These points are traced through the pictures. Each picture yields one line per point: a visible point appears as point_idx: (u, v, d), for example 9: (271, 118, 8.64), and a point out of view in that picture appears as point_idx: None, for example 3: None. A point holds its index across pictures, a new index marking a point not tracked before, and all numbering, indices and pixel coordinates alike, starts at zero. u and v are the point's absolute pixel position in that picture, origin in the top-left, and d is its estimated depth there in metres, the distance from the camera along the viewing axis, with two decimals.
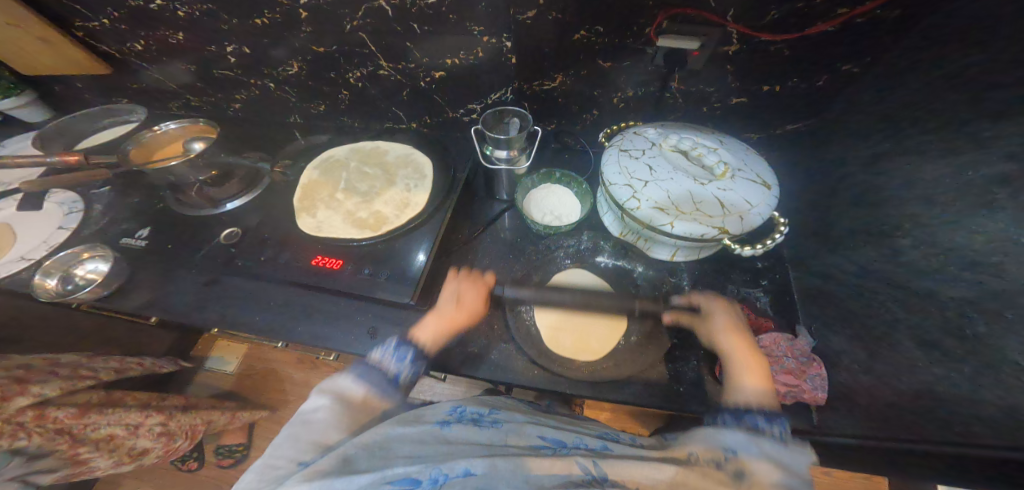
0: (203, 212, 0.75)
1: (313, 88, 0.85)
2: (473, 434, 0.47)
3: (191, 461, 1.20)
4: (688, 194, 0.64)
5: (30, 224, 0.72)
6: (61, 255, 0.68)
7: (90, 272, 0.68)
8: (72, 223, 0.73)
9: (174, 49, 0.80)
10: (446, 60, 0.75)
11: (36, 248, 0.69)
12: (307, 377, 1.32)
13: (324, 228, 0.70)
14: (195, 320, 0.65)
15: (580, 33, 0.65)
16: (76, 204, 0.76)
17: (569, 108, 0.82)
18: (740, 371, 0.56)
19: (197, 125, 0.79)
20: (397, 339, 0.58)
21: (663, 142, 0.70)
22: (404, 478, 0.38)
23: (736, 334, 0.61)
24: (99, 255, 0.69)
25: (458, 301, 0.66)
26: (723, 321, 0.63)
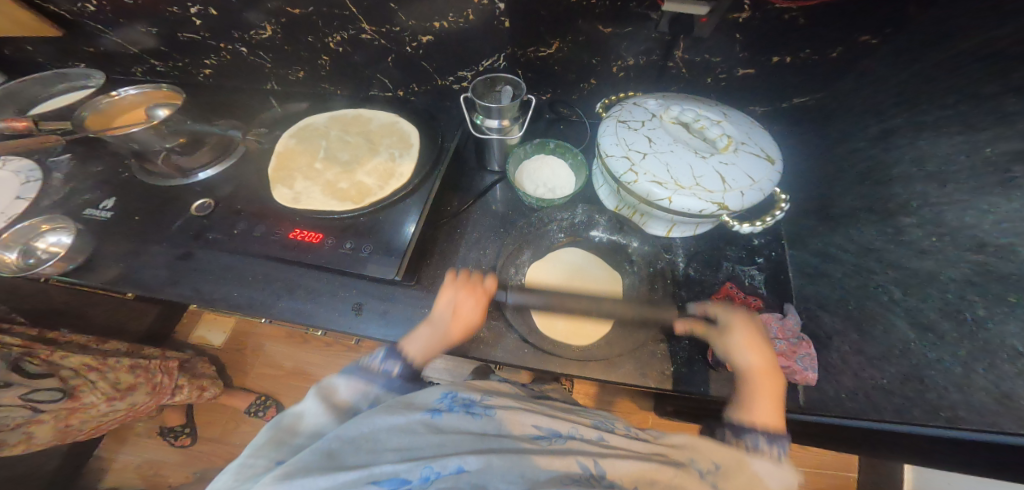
0: (173, 183, 0.70)
1: (290, 53, 0.79)
2: (465, 423, 0.44)
3: (184, 436, 1.20)
4: (689, 168, 0.61)
5: None
6: (19, 227, 0.64)
7: (53, 245, 0.64)
8: (31, 194, 0.68)
9: (134, 11, 0.73)
10: (433, 23, 0.69)
11: None
12: (296, 352, 1.31)
13: (302, 199, 0.66)
14: (168, 296, 0.62)
15: None
16: (34, 173, 0.70)
17: (565, 76, 0.77)
18: (749, 393, 0.52)
19: (161, 92, 0.73)
20: (387, 349, 0.55)
21: (663, 113, 0.68)
22: (391, 478, 0.35)
23: (756, 350, 0.56)
24: (61, 227, 0.65)
25: (454, 313, 0.61)
26: (744, 337, 0.57)
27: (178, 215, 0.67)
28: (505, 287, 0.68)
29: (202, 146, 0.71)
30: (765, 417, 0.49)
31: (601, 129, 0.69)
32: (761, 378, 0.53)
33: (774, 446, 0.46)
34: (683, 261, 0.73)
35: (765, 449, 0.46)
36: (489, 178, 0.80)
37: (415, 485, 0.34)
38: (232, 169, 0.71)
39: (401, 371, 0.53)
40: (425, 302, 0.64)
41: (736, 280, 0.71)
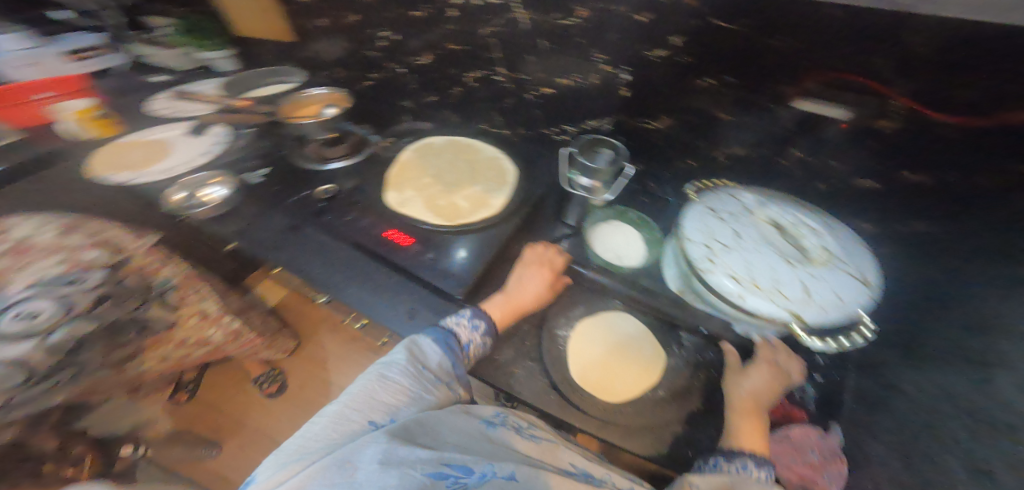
0: (305, 165, 0.79)
1: (432, 81, 0.92)
2: (514, 442, 0.49)
3: (190, 391, 1.32)
4: (772, 271, 0.61)
5: (188, 148, 0.85)
6: (201, 175, 0.78)
7: (211, 194, 0.75)
8: (215, 151, 0.84)
9: (336, 27, 0.91)
10: (559, 80, 0.77)
11: (184, 166, 0.80)
12: (328, 340, 1.46)
13: (406, 205, 0.75)
14: (271, 258, 0.69)
15: (707, 80, 0.61)
16: (223, 136, 0.88)
17: (667, 151, 0.81)
18: (738, 420, 0.59)
19: (337, 95, 0.87)
20: (472, 312, 0.63)
21: (758, 211, 0.69)
22: (458, 465, 0.40)
23: (767, 391, 0.61)
24: (224, 182, 0.77)
25: (521, 285, 0.69)
26: (759, 383, 0.61)
27: (304, 191, 0.77)
28: (552, 335, 0.71)
29: (341, 144, 0.83)
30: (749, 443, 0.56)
31: (689, 211, 0.70)
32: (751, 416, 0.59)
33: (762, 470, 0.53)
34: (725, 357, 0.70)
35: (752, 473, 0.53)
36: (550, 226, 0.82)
37: (475, 477, 0.39)
38: (355, 165, 0.81)
39: (480, 338, 0.61)
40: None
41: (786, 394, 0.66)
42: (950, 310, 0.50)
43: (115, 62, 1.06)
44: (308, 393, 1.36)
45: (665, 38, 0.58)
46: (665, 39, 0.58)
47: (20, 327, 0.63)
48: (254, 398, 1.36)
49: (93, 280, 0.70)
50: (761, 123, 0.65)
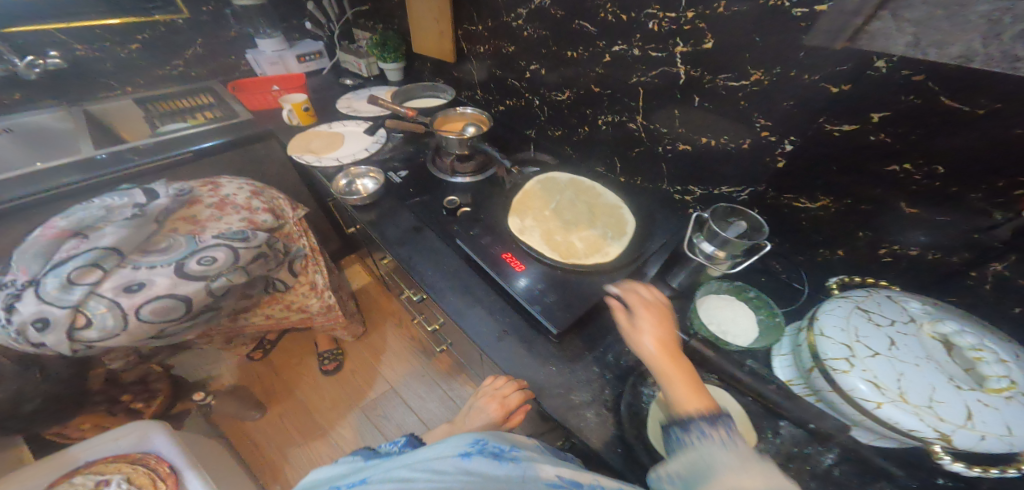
0: (440, 175, 0.89)
1: (564, 117, 0.95)
2: (493, 468, 0.43)
3: (260, 352, 1.41)
4: (930, 390, 0.49)
5: (352, 141, 0.96)
6: (362, 167, 0.88)
7: (362, 186, 0.84)
8: (372, 150, 0.93)
9: (496, 56, 1.01)
10: (701, 138, 0.74)
11: (347, 156, 0.91)
12: (389, 330, 1.51)
13: (525, 232, 0.76)
14: (392, 252, 0.76)
15: (900, 167, 0.54)
16: (381, 138, 0.98)
17: (810, 238, 0.71)
18: (663, 377, 0.48)
19: (481, 117, 0.92)
20: (406, 438, 0.60)
21: (926, 322, 0.55)
22: None
23: (667, 349, 0.50)
24: (375, 177, 0.86)
25: (637, 326, 0.53)
26: (661, 336, 0.51)
27: (433, 199, 0.84)
28: (635, 389, 0.61)
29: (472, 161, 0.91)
30: (697, 404, 0.44)
31: (830, 304, 0.60)
32: (673, 366, 0.49)
33: (717, 429, 0.41)
34: (831, 460, 0.60)
35: (708, 434, 0.41)
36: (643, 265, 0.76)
37: None
38: (478, 184, 0.87)
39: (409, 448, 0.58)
40: (557, 362, 0.65)
41: None
42: None
43: (323, 65, 1.37)
44: (358, 378, 1.37)
45: (858, 113, 0.53)
46: (860, 114, 0.53)
47: (199, 271, 0.78)
48: (308, 372, 1.40)
49: (253, 246, 0.85)
50: (967, 225, 0.53)
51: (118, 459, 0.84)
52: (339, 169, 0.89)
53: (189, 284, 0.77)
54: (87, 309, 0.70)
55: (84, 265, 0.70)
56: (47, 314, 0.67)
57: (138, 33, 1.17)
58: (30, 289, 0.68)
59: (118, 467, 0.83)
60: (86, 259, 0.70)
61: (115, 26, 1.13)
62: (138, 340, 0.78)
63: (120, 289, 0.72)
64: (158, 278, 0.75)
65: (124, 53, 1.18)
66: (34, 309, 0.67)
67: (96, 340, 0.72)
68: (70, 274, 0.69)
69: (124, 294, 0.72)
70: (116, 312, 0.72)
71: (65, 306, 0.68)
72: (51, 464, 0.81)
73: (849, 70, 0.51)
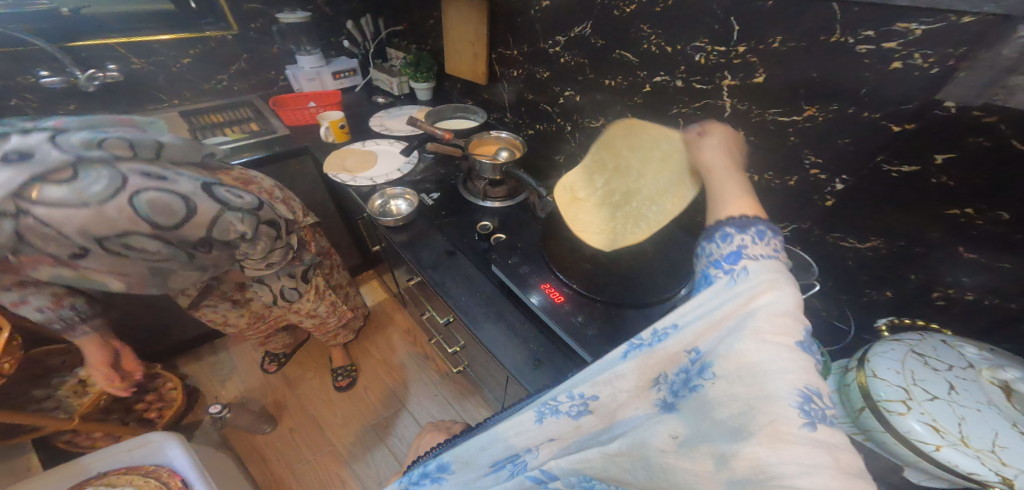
0: (472, 198, 0.89)
1: (597, 143, 0.95)
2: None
3: (271, 364, 1.39)
4: (1000, 436, 0.45)
5: (385, 161, 0.97)
6: (398, 189, 0.88)
7: (397, 206, 0.85)
8: (405, 171, 0.94)
9: (530, 81, 1.02)
10: (743, 173, 0.73)
11: (381, 176, 0.92)
12: (398, 344, 1.50)
13: (557, 257, 0.74)
14: (426, 275, 0.75)
15: (962, 209, 0.52)
16: (414, 159, 0.98)
17: (854, 277, 0.70)
18: (716, 193, 0.42)
19: (515, 142, 0.92)
20: None
21: (984, 366, 0.52)
22: None
23: (723, 160, 0.46)
24: (409, 198, 0.87)
25: (702, 149, 0.48)
26: (709, 152, 0.47)
27: (466, 222, 0.84)
28: None
29: (504, 185, 0.89)
30: (734, 210, 0.40)
31: (883, 346, 0.56)
32: (728, 171, 0.44)
33: (743, 233, 0.37)
34: None
35: (737, 237, 0.37)
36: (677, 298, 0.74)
37: None
38: (508, 209, 0.87)
39: None
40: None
41: None
42: None
43: (356, 82, 1.40)
44: (370, 395, 1.34)
45: (920, 155, 0.53)
46: (921, 156, 0.52)
47: (225, 196, 0.71)
48: (320, 386, 1.37)
49: (268, 213, 0.81)
50: None
51: (130, 472, 0.84)
52: (374, 189, 0.89)
53: (206, 200, 0.68)
54: (80, 171, 0.56)
55: (124, 140, 0.61)
56: (39, 152, 0.54)
57: (190, 48, 1.20)
58: (44, 133, 0.55)
59: (131, 479, 0.83)
60: (121, 137, 0.60)
61: (168, 42, 1.15)
62: (85, 234, 0.59)
63: (139, 167, 0.61)
64: (182, 181, 0.66)
65: (176, 67, 1.20)
66: (30, 141, 0.54)
67: (50, 202, 0.55)
68: (106, 138, 0.59)
69: (137, 173, 0.61)
70: (114, 182, 0.58)
71: (65, 153, 0.55)
72: (69, 471, 0.83)
73: (913, 109, 0.51)
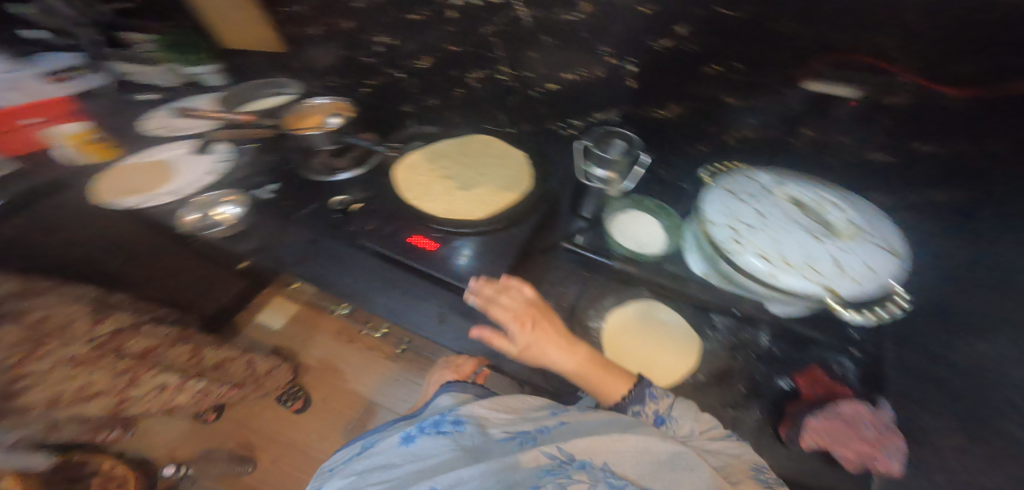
0: (318, 177, 0.79)
1: (432, 83, 0.91)
2: (435, 442, 0.47)
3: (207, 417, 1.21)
4: (800, 247, 0.60)
5: (192, 166, 0.85)
6: (213, 194, 0.80)
7: (223, 213, 0.78)
8: (222, 171, 0.84)
9: (331, 33, 0.90)
10: (563, 74, 0.77)
11: (189, 185, 0.81)
12: (328, 344, 1.38)
13: (420, 205, 0.74)
14: (294, 272, 0.72)
15: (712, 67, 0.63)
16: (230, 155, 0.88)
17: (678, 141, 0.80)
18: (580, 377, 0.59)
19: (339, 104, 0.87)
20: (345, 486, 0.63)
21: (779, 189, 0.67)
22: None
23: (535, 321, 0.63)
24: (234, 200, 0.79)
25: (507, 314, 0.63)
26: (517, 307, 0.64)
27: (315, 202, 0.77)
28: None
29: (349, 155, 0.81)
30: (621, 391, 0.56)
31: (708, 196, 0.70)
32: (578, 362, 0.60)
33: (646, 405, 0.53)
34: (764, 336, 0.76)
35: (653, 406, 0.53)
36: (560, 210, 0.84)
37: None
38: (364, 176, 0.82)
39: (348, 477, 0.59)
40: (504, 325, 0.68)
41: (822, 366, 0.70)
42: (1009, 304, 0.50)
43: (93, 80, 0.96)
44: (334, 404, 1.31)
45: (668, 28, 0.61)
46: (669, 29, 0.61)
47: None
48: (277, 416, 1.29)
49: None
50: (772, 107, 0.64)
51: None
52: (183, 203, 0.79)
53: None
54: None
55: None
56: None
57: None
58: None
59: None
60: None
61: None
62: None
63: None
64: None
65: None
66: None
67: None
68: None
69: None
70: None
71: None
72: None
73: None
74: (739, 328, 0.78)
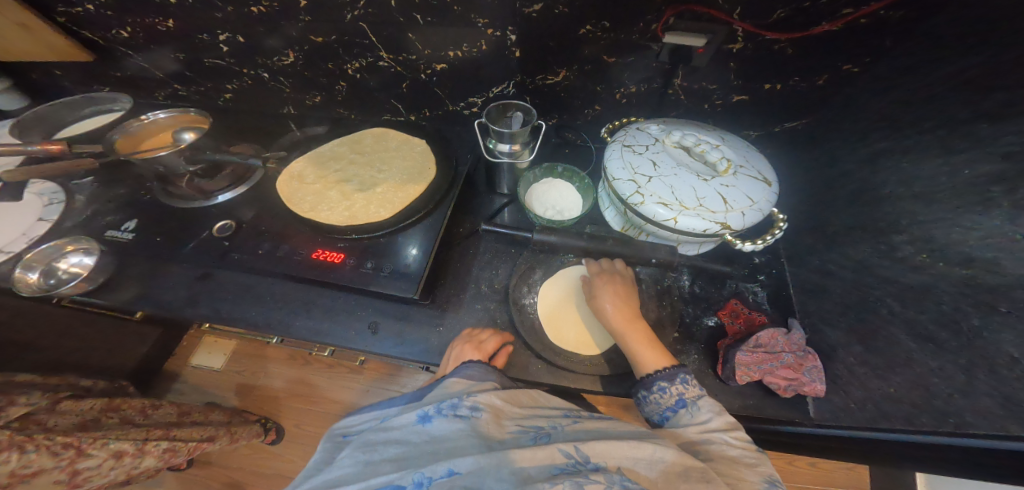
0: (193, 204, 0.73)
1: (309, 79, 0.84)
2: (453, 428, 0.44)
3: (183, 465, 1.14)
4: (693, 190, 0.64)
5: (9, 216, 0.69)
6: (45, 247, 0.66)
7: (74, 266, 0.66)
8: (53, 216, 0.70)
9: (161, 37, 0.78)
10: (448, 52, 0.74)
11: (14, 240, 0.67)
12: (295, 373, 1.28)
13: (321, 215, 0.69)
14: (189, 315, 0.64)
15: (586, 28, 0.66)
16: (57, 195, 0.73)
17: (572, 103, 0.83)
18: (635, 347, 0.60)
19: (187, 116, 0.76)
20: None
21: (665, 138, 0.70)
22: (386, 486, 0.38)
23: (617, 311, 0.64)
24: (83, 249, 0.67)
25: (612, 308, 0.64)
26: (603, 299, 0.65)
27: (199, 235, 0.70)
28: (519, 305, 0.71)
29: (223, 173, 0.75)
30: (654, 362, 0.58)
31: (607, 154, 0.71)
32: (630, 328, 0.62)
33: (675, 383, 0.55)
34: (688, 280, 0.77)
35: (671, 389, 0.55)
36: (475, 192, 0.85)
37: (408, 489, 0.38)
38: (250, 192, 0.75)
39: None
40: (441, 320, 0.68)
41: (738, 297, 0.75)
42: (882, 206, 0.57)
43: None
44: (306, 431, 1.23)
45: None
46: None
47: None
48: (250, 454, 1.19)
49: None
50: (645, 59, 0.70)
51: None
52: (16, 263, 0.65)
53: None
54: None
55: None
56: None
57: None
58: None
59: None
60: None
61: None
62: None
63: None
64: None
65: None
66: None
67: None
68: None
69: None
70: None
71: None
72: None
73: None
74: (662, 274, 0.76)
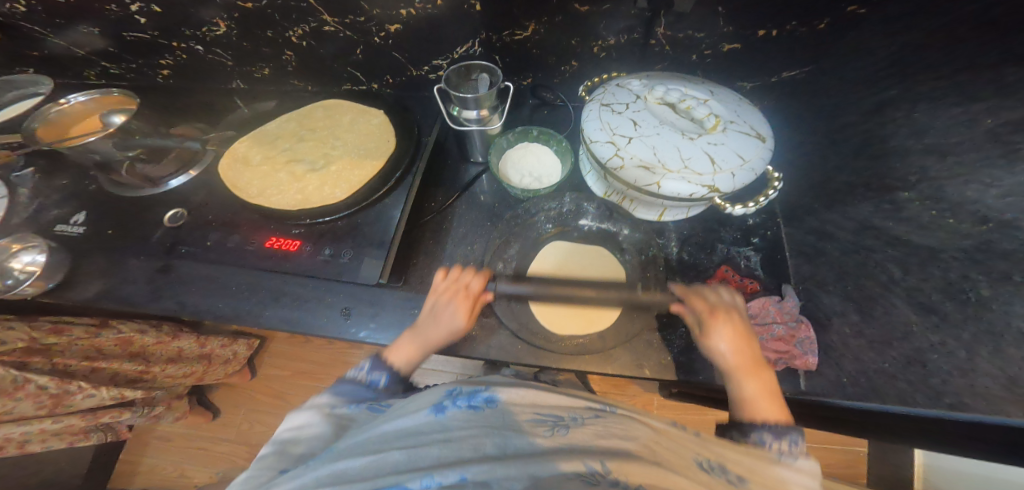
0: (143, 192, 0.70)
1: (252, 50, 0.77)
2: (469, 422, 0.39)
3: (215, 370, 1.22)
4: (677, 150, 0.57)
5: None
6: None
7: (29, 265, 0.62)
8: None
9: (72, 12, 0.71)
10: (399, 11, 0.66)
11: None
12: (300, 351, 1.29)
13: (274, 201, 0.66)
14: (153, 310, 0.62)
15: None
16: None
17: (545, 60, 0.75)
18: (743, 386, 0.50)
19: (111, 96, 0.72)
20: (370, 361, 0.53)
21: (648, 94, 0.62)
22: (393, 486, 0.31)
23: (737, 349, 0.53)
24: (32, 246, 0.64)
25: (730, 345, 0.54)
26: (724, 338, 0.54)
27: (152, 226, 0.67)
28: (493, 282, 0.67)
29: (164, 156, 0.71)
30: (768, 412, 0.47)
31: (584, 115, 0.64)
32: (752, 373, 0.51)
33: (782, 440, 0.43)
34: (677, 246, 0.72)
35: (773, 444, 0.43)
36: (448, 161, 0.79)
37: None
38: (203, 175, 0.71)
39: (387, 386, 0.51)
40: (415, 303, 0.63)
41: (729, 263, 0.70)
42: (887, 160, 0.50)
43: None
44: None
45: None
46: None
47: None
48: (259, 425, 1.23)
49: None
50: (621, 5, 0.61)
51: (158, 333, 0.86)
52: None
53: None
54: None
55: None
56: None
57: None
58: None
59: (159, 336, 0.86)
60: None
61: None
62: None
63: None
64: None
65: None
66: None
67: None
68: None
69: None
70: None
71: None
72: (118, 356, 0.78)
73: None
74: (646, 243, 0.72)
